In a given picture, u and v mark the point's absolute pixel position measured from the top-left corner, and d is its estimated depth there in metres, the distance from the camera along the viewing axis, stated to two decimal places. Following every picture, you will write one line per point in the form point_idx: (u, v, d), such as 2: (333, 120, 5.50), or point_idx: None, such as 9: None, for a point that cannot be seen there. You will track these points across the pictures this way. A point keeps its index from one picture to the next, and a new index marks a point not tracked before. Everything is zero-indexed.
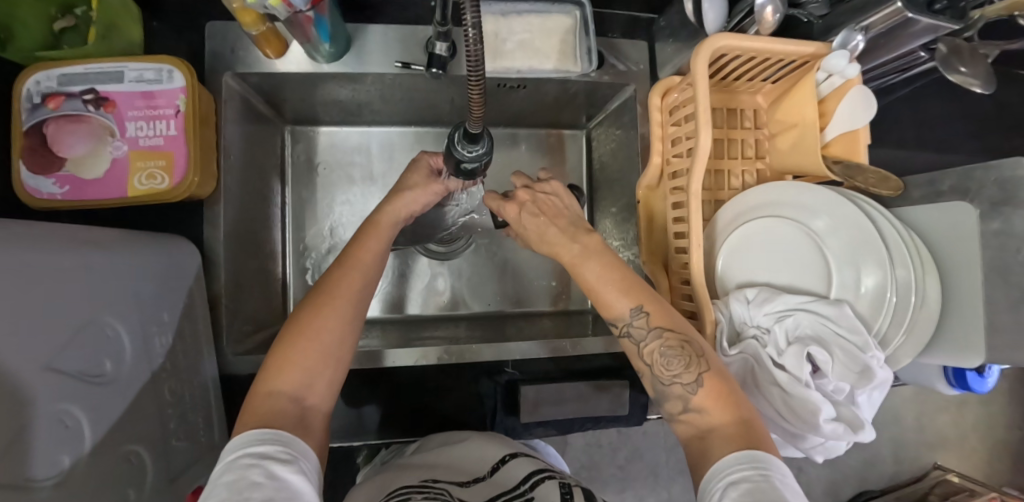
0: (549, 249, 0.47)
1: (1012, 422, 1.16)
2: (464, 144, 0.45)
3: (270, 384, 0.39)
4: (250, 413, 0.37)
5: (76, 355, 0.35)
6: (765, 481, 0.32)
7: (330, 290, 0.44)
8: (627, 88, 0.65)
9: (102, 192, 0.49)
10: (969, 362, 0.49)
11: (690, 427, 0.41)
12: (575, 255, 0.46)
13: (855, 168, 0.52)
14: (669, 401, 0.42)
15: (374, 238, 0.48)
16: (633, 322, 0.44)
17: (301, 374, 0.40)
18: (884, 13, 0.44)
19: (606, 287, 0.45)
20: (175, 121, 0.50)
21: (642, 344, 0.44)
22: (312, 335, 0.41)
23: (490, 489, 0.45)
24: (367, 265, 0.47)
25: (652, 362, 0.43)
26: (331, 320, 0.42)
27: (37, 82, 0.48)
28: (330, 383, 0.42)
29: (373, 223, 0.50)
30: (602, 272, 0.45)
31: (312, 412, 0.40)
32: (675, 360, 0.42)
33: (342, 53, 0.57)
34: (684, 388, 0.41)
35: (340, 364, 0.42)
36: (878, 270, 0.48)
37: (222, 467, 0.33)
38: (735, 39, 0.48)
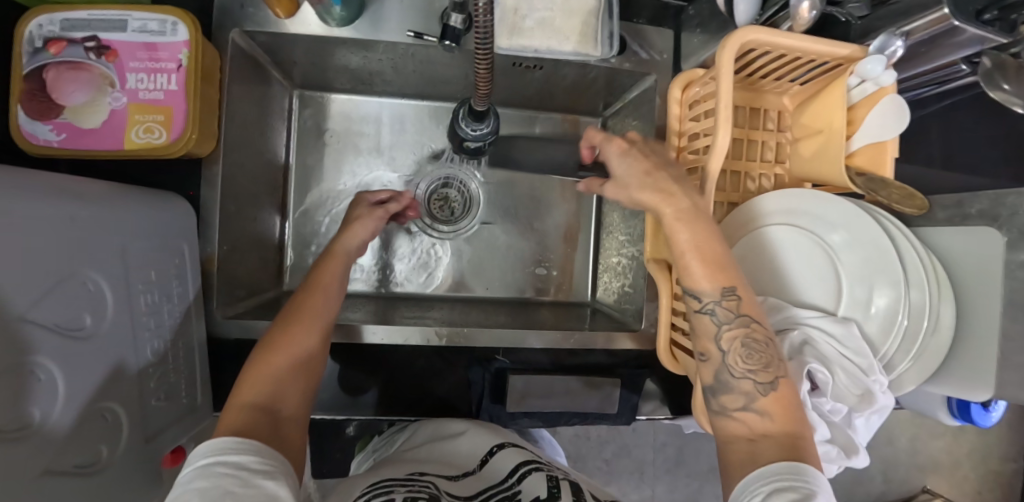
0: (653, 193, 0.43)
1: (1006, 454, 1.14)
2: (469, 121, 0.46)
3: (239, 398, 0.39)
4: (227, 424, 0.36)
5: (56, 306, 0.34)
6: (813, 494, 0.31)
7: (297, 308, 0.46)
8: (649, 76, 0.62)
9: (98, 143, 0.47)
10: (975, 396, 0.47)
11: (741, 427, 0.39)
12: (679, 215, 0.41)
13: (878, 182, 0.49)
14: (728, 394, 0.40)
15: (334, 264, 0.51)
16: (722, 301, 0.40)
17: (272, 384, 0.40)
18: (930, 19, 0.41)
19: (699, 257, 0.41)
20: (177, 75, 0.48)
21: (724, 327, 0.40)
22: (285, 348, 0.43)
23: (478, 483, 0.44)
24: (330, 289, 0.49)
25: (728, 348, 0.40)
26: (297, 334, 0.44)
27: (39, 26, 0.47)
28: (302, 395, 0.42)
29: (329, 253, 0.52)
30: (701, 239, 0.41)
31: (286, 420, 0.39)
32: (757, 355, 0.39)
33: (355, 17, 0.55)
34: (754, 386, 0.39)
35: (310, 379, 0.44)
36: (891, 291, 0.46)
37: (189, 474, 0.31)
38: (766, 33, 0.45)
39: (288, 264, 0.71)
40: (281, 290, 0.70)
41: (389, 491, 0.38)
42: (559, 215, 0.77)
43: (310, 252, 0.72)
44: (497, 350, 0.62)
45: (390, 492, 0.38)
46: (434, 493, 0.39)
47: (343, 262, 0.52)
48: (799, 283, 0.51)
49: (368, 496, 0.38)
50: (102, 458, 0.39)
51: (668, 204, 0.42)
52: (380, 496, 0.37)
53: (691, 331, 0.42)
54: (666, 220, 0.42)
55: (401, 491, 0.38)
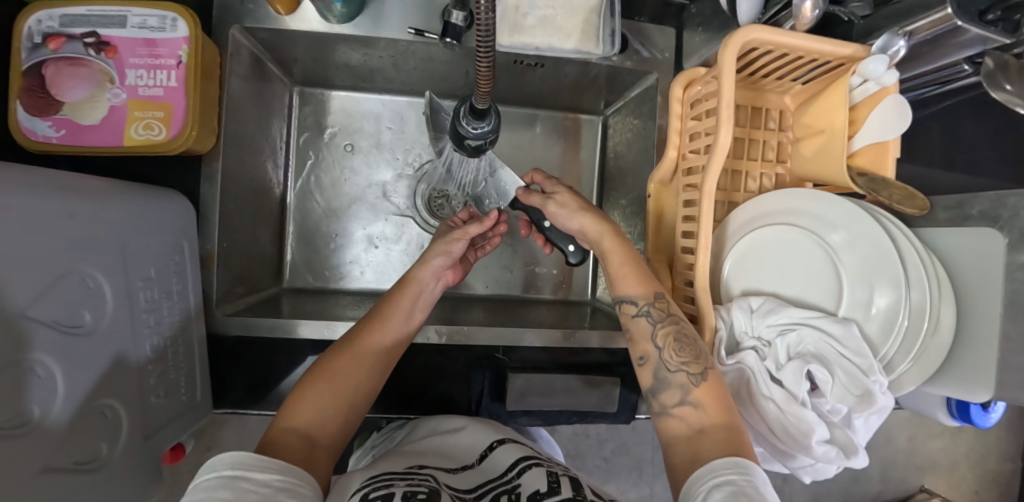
0: (586, 216, 0.51)
1: (1005, 454, 1.14)
2: (470, 119, 0.45)
3: (284, 420, 0.40)
4: (267, 445, 0.37)
5: (54, 302, 0.34)
6: (748, 486, 0.32)
7: (355, 338, 0.47)
8: (650, 75, 0.62)
9: (98, 139, 0.47)
10: (975, 396, 0.47)
11: (680, 424, 0.41)
12: (614, 235, 0.49)
13: (880, 182, 0.49)
14: (666, 391, 0.43)
15: (407, 296, 0.51)
16: (654, 303, 0.46)
17: (315, 411, 0.41)
18: (932, 18, 0.41)
19: (630, 269, 0.48)
20: (177, 72, 0.48)
21: (657, 324, 0.45)
22: (333, 377, 0.43)
23: (477, 476, 0.45)
24: (390, 321, 0.49)
25: (663, 344, 0.44)
26: (347, 364, 0.44)
27: (39, 21, 0.46)
28: (341, 428, 0.42)
29: (406, 281, 0.53)
30: (628, 255, 0.48)
31: (319, 450, 0.39)
32: (687, 348, 0.43)
33: (355, 14, 0.54)
34: (688, 377, 0.42)
35: (353, 411, 0.43)
36: (892, 292, 0.46)
37: (213, 483, 0.31)
38: (769, 32, 0.45)
39: (288, 260, 0.71)
40: (281, 287, 0.70)
41: (389, 485, 0.38)
42: None
43: (309, 249, 0.72)
44: (496, 348, 0.62)
45: (389, 486, 0.38)
46: (434, 487, 0.39)
47: (413, 293, 0.52)
48: (801, 284, 0.51)
49: (368, 489, 0.38)
50: (102, 455, 0.39)
51: (599, 227, 0.50)
52: (379, 490, 0.37)
53: (630, 338, 0.47)
54: (604, 235, 0.49)
55: (401, 484, 0.38)
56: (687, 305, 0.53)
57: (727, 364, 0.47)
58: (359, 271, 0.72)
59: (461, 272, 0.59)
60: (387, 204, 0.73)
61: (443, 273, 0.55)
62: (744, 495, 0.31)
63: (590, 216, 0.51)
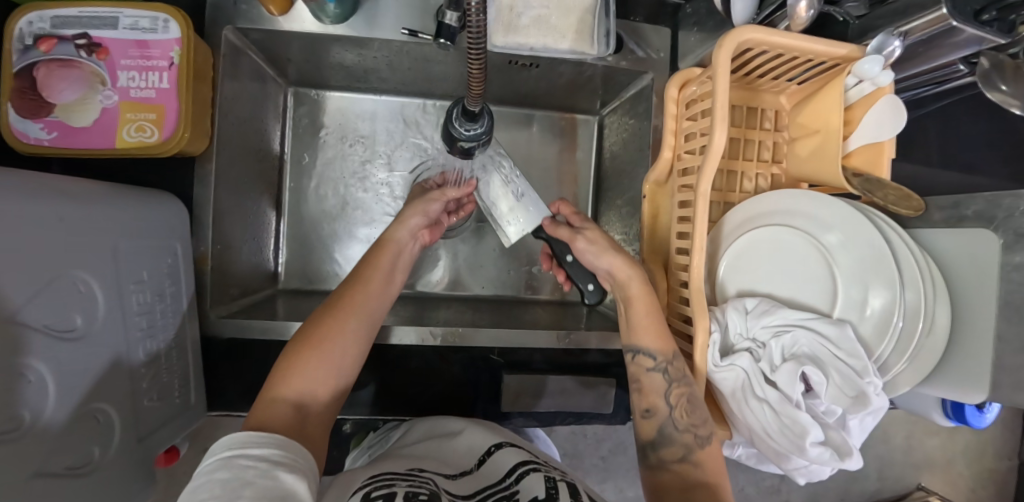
0: (615, 260, 0.51)
1: (1001, 452, 1.14)
2: (463, 122, 0.44)
3: (273, 390, 0.40)
4: (257, 416, 0.38)
5: (44, 306, 0.34)
6: None
7: (339, 303, 0.46)
8: (646, 75, 0.62)
9: (90, 142, 0.47)
10: (973, 398, 0.46)
11: (675, 478, 0.44)
12: (642, 283, 0.49)
13: (875, 183, 0.49)
14: (669, 446, 0.46)
15: (386, 256, 0.51)
16: (671, 361, 0.47)
17: (304, 380, 0.41)
18: (928, 19, 0.41)
19: (653, 322, 0.48)
20: (169, 73, 0.48)
21: (673, 382, 0.47)
22: (320, 342, 0.42)
23: (476, 482, 0.44)
24: (374, 283, 0.49)
25: (674, 403, 0.47)
26: (332, 330, 0.43)
27: (30, 23, 0.46)
28: (331, 394, 0.42)
29: (380, 245, 0.53)
30: (651, 307, 0.48)
31: (312, 418, 0.40)
32: (698, 411, 0.46)
33: (349, 14, 0.54)
34: (694, 439, 0.45)
35: (342, 375, 0.44)
36: (886, 292, 0.46)
37: (214, 464, 0.31)
38: (764, 33, 0.45)
39: (283, 262, 0.71)
40: (276, 289, 0.70)
41: (390, 485, 0.38)
42: None
43: (307, 251, 0.72)
44: (491, 350, 0.62)
45: (391, 485, 0.38)
46: (434, 489, 0.39)
47: (391, 255, 0.52)
48: (795, 284, 0.51)
49: (369, 489, 0.38)
50: (94, 460, 0.39)
51: (629, 270, 0.50)
52: (380, 489, 0.37)
53: (638, 388, 0.49)
54: (632, 277, 0.49)
55: (402, 485, 0.38)
56: (683, 306, 0.53)
57: (721, 366, 0.47)
58: None
59: (438, 234, 0.61)
60: (385, 205, 0.73)
61: (420, 233, 0.56)
62: None
63: (621, 258, 0.51)
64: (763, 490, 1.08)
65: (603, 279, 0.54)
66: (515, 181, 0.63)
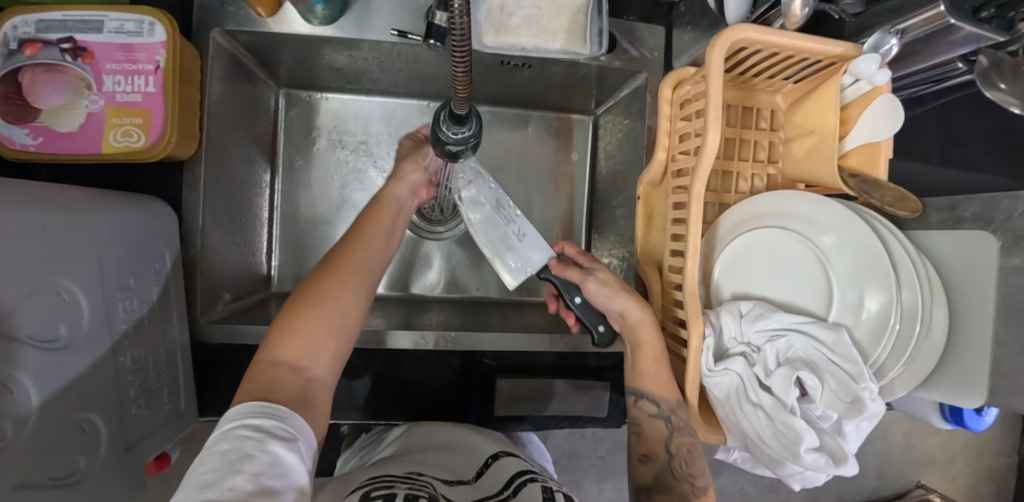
0: (627, 304, 0.49)
1: (1002, 449, 1.13)
2: (449, 125, 0.41)
3: (272, 353, 0.38)
4: (252, 382, 0.36)
5: (26, 316, 0.34)
6: None
7: (338, 261, 0.44)
8: (640, 75, 0.61)
9: (77, 147, 0.47)
10: (969, 403, 0.45)
11: None
12: (654, 329, 0.48)
13: (872, 184, 0.47)
14: (665, 493, 0.47)
15: (385, 213, 0.51)
16: (675, 411, 0.48)
17: (302, 341, 0.39)
18: (925, 17, 0.40)
19: (661, 371, 0.48)
20: (155, 77, 0.48)
21: (675, 432, 0.48)
22: (318, 300, 0.41)
23: (474, 491, 0.42)
24: (371, 242, 0.47)
25: (674, 451, 0.48)
26: (333, 288, 0.42)
27: (14, 27, 0.46)
28: (334, 355, 0.41)
29: (380, 201, 0.52)
30: (660, 356, 0.48)
31: (314, 384, 0.39)
32: (696, 463, 0.48)
33: (338, 15, 0.54)
34: (691, 489, 0.47)
35: (344, 335, 0.42)
36: (883, 293, 0.45)
37: (217, 436, 0.32)
38: (758, 32, 0.44)
39: (277, 264, 0.71)
40: (269, 291, 0.69)
41: (391, 486, 0.38)
42: (552, 213, 0.76)
43: (302, 253, 0.71)
44: (484, 354, 0.62)
45: (391, 486, 0.38)
46: (434, 492, 0.39)
47: (391, 211, 0.52)
48: (789, 286, 0.51)
49: (368, 488, 0.38)
50: (81, 469, 0.39)
51: (642, 316, 0.48)
52: (381, 489, 0.37)
53: (640, 432, 0.50)
54: (645, 322, 0.48)
55: (402, 487, 0.38)
56: (676, 309, 0.52)
57: (715, 370, 0.47)
58: None
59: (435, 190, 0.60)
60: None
61: (419, 189, 0.56)
62: None
63: (634, 301, 0.49)
64: (762, 489, 1.08)
65: (613, 319, 0.53)
66: (517, 220, 0.61)
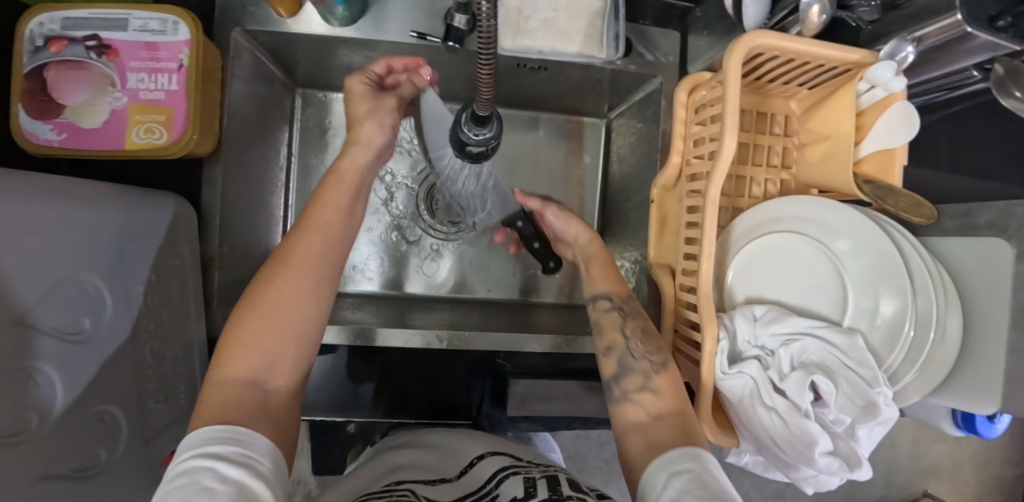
0: (578, 225, 0.58)
1: (1010, 458, 1.13)
2: (471, 126, 0.41)
3: (221, 370, 0.35)
4: (204, 405, 0.33)
5: (51, 309, 0.35)
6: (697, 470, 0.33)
7: (287, 256, 0.40)
8: (654, 79, 0.61)
9: (99, 143, 0.47)
10: (981, 409, 0.45)
11: (639, 411, 0.43)
12: (600, 244, 0.57)
13: (887, 190, 0.48)
14: (629, 377, 0.45)
15: (336, 190, 0.44)
16: (626, 301, 0.50)
17: (255, 355, 0.36)
18: (943, 24, 0.40)
19: (606, 269, 0.53)
20: (177, 76, 0.48)
21: (627, 318, 0.49)
22: (267, 309, 0.37)
23: (455, 490, 0.44)
24: (325, 230, 0.42)
25: (629, 335, 0.47)
26: (286, 295, 0.38)
27: (40, 24, 0.46)
28: (293, 363, 0.38)
29: (334, 171, 0.46)
30: (605, 267, 0.54)
31: (275, 395, 0.36)
32: (652, 341, 0.47)
33: (357, 16, 0.54)
34: (651, 365, 0.45)
35: (302, 341, 0.39)
36: (897, 298, 0.45)
37: (172, 471, 0.29)
38: (774, 38, 0.44)
39: None
40: None
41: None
42: None
43: None
44: (497, 354, 0.63)
45: None
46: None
47: (347, 187, 0.45)
48: (802, 290, 0.51)
49: None
50: (101, 461, 0.39)
51: (589, 236, 0.57)
52: None
53: (599, 331, 0.50)
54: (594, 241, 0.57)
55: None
56: (690, 312, 0.52)
57: (729, 373, 0.46)
58: (362, 274, 0.72)
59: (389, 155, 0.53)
60: (388, 204, 0.73)
61: (383, 151, 0.50)
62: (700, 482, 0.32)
63: (583, 226, 0.58)
64: (768, 495, 1.08)
65: (566, 245, 0.62)
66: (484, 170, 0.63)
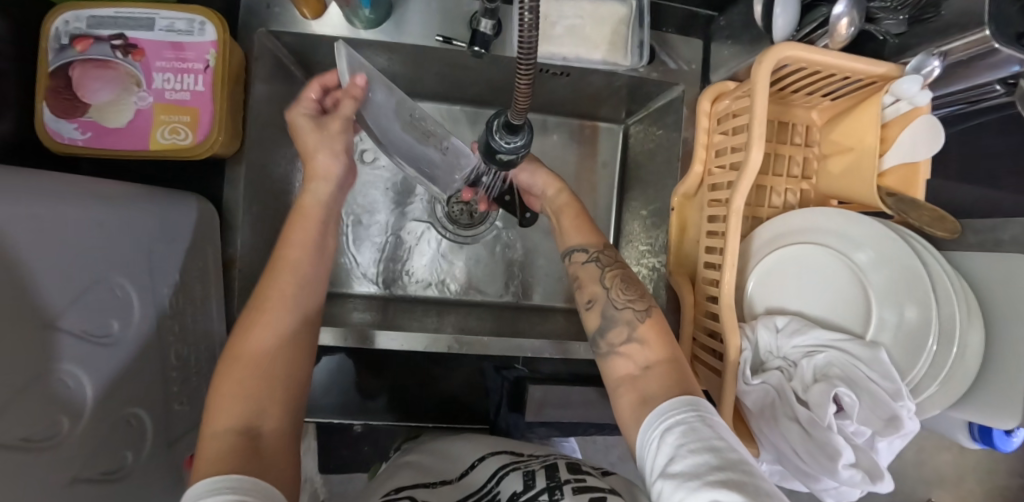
0: (543, 175, 0.57)
1: (1014, 469, 1.14)
2: (503, 134, 0.41)
3: (211, 425, 0.33)
4: (198, 460, 0.31)
5: (81, 312, 0.34)
6: (694, 422, 0.33)
7: (260, 300, 0.39)
8: (676, 87, 0.61)
9: (123, 143, 0.47)
10: (1002, 424, 0.45)
11: (627, 363, 0.43)
12: (570, 194, 0.56)
13: (910, 203, 0.48)
14: (614, 329, 0.45)
15: (300, 228, 0.43)
16: (602, 251, 0.50)
17: (243, 403, 0.34)
18: (968, 40, 0.40)
19: (575, 220, 0.53)
20: (204, 76, 0.48)
21: (605, 268, 0.49)
22: (248, 356, 0.36)
23: (457, 492, 0.44)
24: (299, 268, 0.41)
25: (610, 285, 0.47)
26: (266, 339, 0.37)
27: (66, 22, 0.46)
28: (284, 404, 0.36)
29: (299, 210, 0.44)
30: (576, 219, 0.54)
31: (271, 438, 0.34)
32: (632, 288, 0.47)
33: (381, 19, 0.54)
34: (634, 314, 0.45)
35: (287, 384, 0.37)
36: (920, 311, 0.46)
37: None
38: (802, 50, 0.44)
39: None
40: None
41: None
42: None
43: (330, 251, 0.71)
44: (515, 359, 0.63)
45: None
46: None
47: (314, 220, 0.44)
48: (823, 301, 0.52)
49: None
50: (128, 465, 0.39)
51: (558, 187, 0.56)
52: None
53: (578, 284, 0.50)
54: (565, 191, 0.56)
55: None
56: (711, 320, 0.52)
57: (752, 383, 0.47)
58: (371, 275, 0.71)
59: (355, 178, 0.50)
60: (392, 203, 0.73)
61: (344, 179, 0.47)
62: (692, 430, 0.33)
63: (550, 176, 0.57)
64: None
65: (534, 198, 0.60)
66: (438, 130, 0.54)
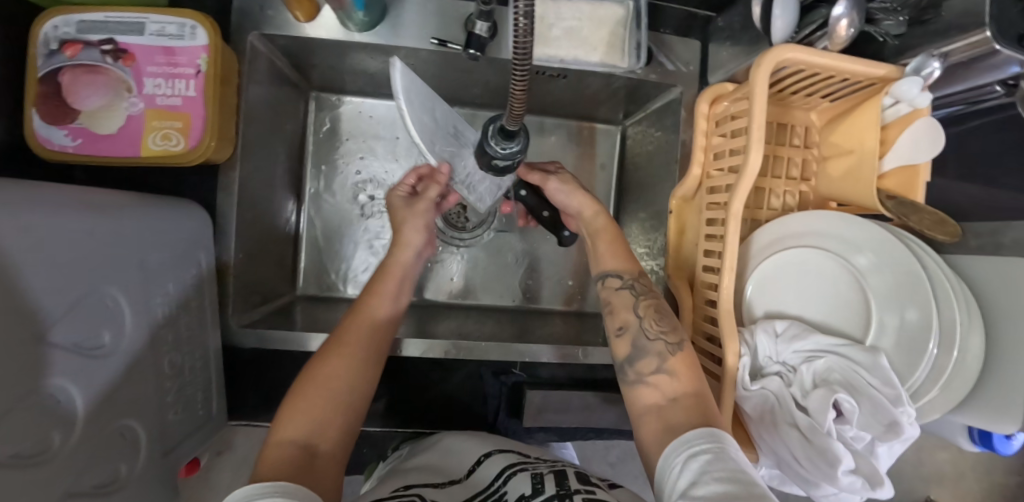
0: (580, 198, 0.55)
1: (1012, 467, 1.14)
2: (498, 140, 0.41)
3: (279, 431, 0.35)
4: (261, 463, 0.32)
5: (72, 324, 0.34)
6: (720, 455, 0.33)
7: (345, 327, 0.42)
8: (674, 88, 0.61)
9: (115, 149, 0.47)
10: (1002, 427, 0.45)
11: (654, 392, 0.42)
12: (607, 216, 0.54)
13: (910, 206, 0.47)
14: (644, 359, 0.44)
15: (391, 280, 0.47)
16: (637, 278, 0.49)
17: (312, 419, 0.36)
18: (969, 41, 0.40)
19: (610, 245, 0.52)
20: (196, 81, 0.47)
21: (640, 296, 0.48)
22: (327, 378, 0.38)
23: (463, 491, 0.44)
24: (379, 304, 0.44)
25: (643, 314, 0.47)
26: (342, 366, 0.39)
27: (55, 27, 0.45)
28: (344, 431, 0.37)
29: (385, 269, 0.48)
30: (613, 245, 0.52)
31: (325, 459, 0.34)
32: (666, 320, 0.46)
33: (376, 22, 0.53)
34: (665, 347, 0.44)
35: (353, 413, 0.38)
36: (920, 314, 0.45)
37: None
38: (799, 51, 0.44)
39: (300, 266, 0.70)
40: (293, 294, 0.69)
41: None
42: None
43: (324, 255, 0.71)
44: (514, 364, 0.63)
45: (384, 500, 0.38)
46: None
47: (399, 274, 0.48)
48: (824, 305, 0.51)
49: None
50: (122, 477, 0.39)
51: (595, 208, 0.54)
52: None
53: (611, 311, 0.49)
54: (603, 215, 0.54)
55: None
56: (710, 325, 0.52)
57: (750, 389, 0.47)
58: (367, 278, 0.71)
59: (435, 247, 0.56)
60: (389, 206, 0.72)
61: (423, 249, 0.51)
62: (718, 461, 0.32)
63: (588, 198, 0.55)
64: None
65: (572, 218, 0.58)
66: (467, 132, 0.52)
